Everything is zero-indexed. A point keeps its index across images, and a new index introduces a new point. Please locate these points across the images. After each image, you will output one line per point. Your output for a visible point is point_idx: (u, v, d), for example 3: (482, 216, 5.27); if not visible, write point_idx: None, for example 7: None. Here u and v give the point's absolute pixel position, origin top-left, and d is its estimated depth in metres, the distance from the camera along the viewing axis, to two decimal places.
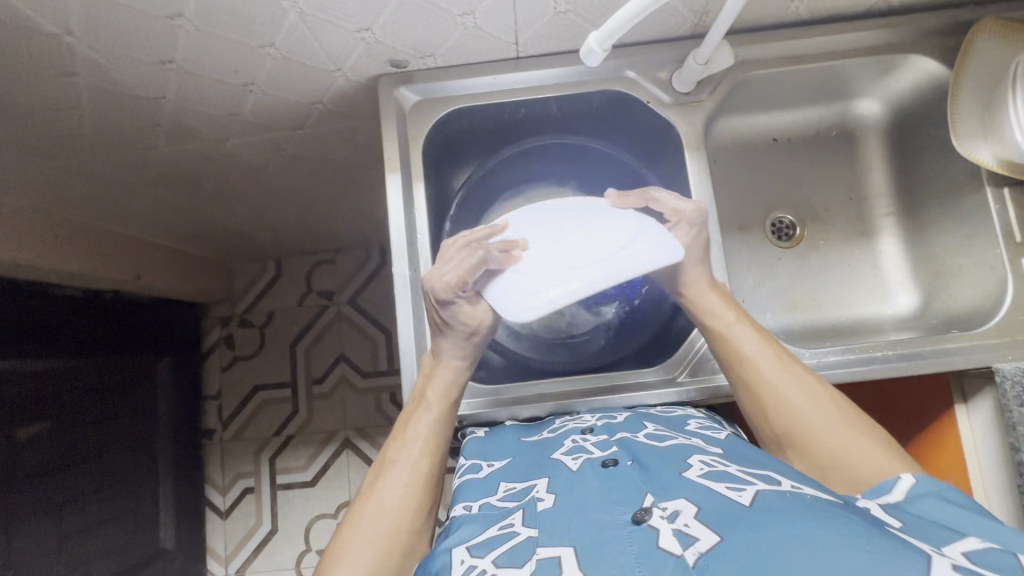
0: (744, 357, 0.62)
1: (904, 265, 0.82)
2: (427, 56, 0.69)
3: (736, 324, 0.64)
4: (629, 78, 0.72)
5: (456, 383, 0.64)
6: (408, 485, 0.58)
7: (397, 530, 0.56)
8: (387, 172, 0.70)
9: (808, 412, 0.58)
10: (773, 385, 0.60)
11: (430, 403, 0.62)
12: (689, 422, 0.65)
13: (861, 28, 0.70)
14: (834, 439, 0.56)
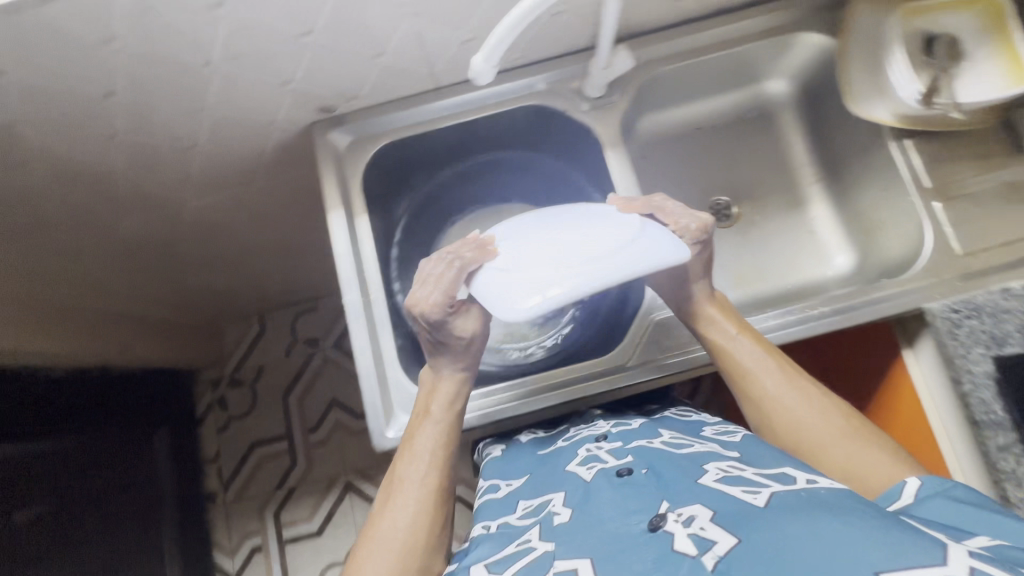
0: (747, 372, 0.66)
1: (836, 227, 0.85)
2: (352, 98, 0.73)
3: (737, 337, 0.67)
4: (544, 91, 0.77)
5: (456, 393, 0.66)
6: (417, 502, 0.60)
7: (409, 549, 0.57)
8: (330, 211, 0.74)
9: (810, 425, 0.62)
10: (778, 397, 0.64)
11: (433, 418, 0.64)
12: (705, 429, 0.68)
13: (749, 16, 0.76)
14: (836, 451, 0.60)
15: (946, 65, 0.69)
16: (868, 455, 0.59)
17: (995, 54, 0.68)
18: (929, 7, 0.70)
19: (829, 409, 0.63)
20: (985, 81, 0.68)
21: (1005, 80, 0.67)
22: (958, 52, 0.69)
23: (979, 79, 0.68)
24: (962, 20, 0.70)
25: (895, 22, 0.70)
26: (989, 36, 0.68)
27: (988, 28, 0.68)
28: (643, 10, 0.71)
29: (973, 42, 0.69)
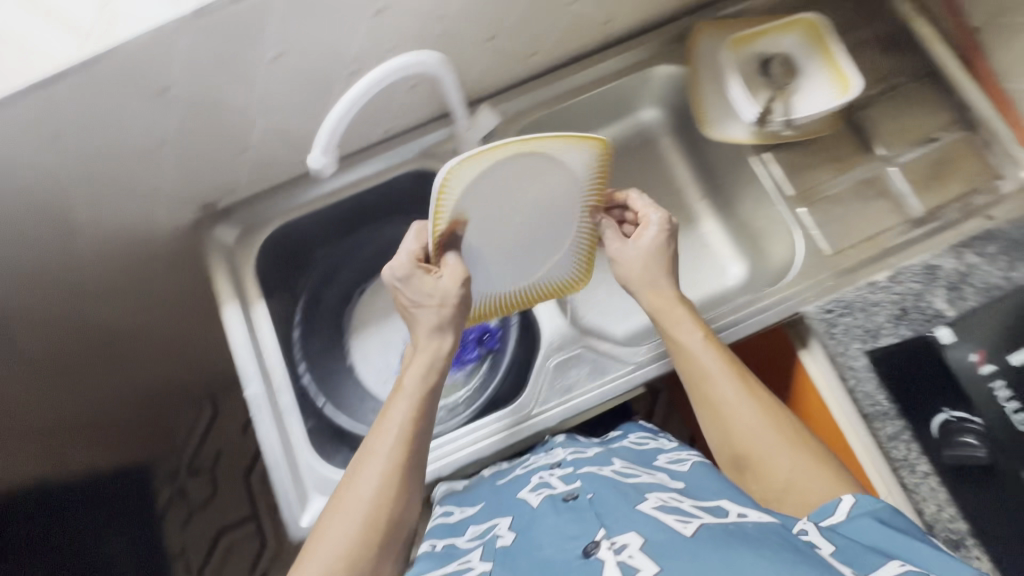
0: (703, 379, 0.65)
1: (728, 238, 0.89)
2: (232, 191, 0.75)
3: (704, 344, 0.66)
4: (421, 157, 0.79)
5: (435, 361, 0.63)
6: (382, 475, 0.57)
7: (367, 524, 0.54)
8: (224, 304, 0.74)
9: (762, 437, 0.61)
10: (731, 408, 0.63)
11: (407, 390, 0.61)
12: (658, 457, 0.68)
13: (603, 59, 0.80)
14: (782, 469, 0.59)
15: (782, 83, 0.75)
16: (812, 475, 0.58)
17: (824, 67, 0.73)
18: (761, 31, 0.75)
19: (780, 421, 0.62)
20: (819, 93, 0.74)
21: (835, 90, 0.72)
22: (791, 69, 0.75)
23: (813, 93, 0.74)
24: (791, 39, 0.75)
25: (732, 49, 0.76)
26: (816, 52, 0.74)
27: (814, 44, 0.74)
28: (497, 70, 0.75)
29: (804, 57, 0.75)
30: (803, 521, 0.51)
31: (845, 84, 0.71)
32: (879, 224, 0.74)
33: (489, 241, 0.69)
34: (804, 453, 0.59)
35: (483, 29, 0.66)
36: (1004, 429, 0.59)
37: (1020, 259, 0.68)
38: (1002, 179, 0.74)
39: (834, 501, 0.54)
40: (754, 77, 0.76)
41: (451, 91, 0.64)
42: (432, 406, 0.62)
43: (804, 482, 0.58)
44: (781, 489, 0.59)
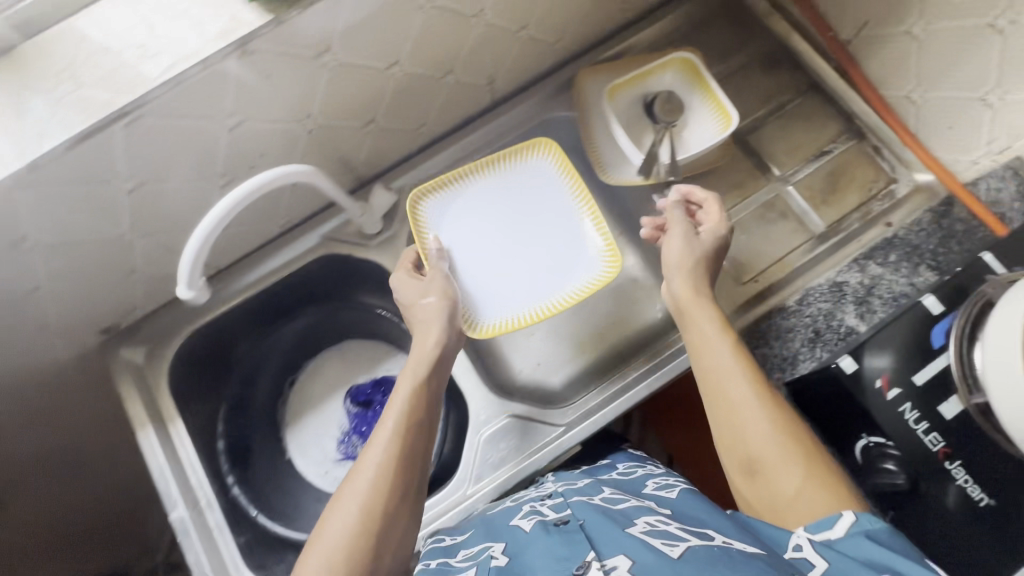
0: (716, 377, 0.60)
1: (652, 271, 0.88)
2: (132, 310, 0.72)
3: (718, 334, 0.62)
4: (326, 242, 0.77)
5: (424, 353, 0.63)
6: (380, 467, 0.55)
7: (363, 521, 0.52)
8: (138, 429, 0.71)
9: (772, 441, 0.56)
10: (739, 412, 0.58)
11: (406, 385, 0.61)
12: (646, 484, 0.65)
13: (494, 118, 0.80)
14: (787, 478, 0.54)
15: (666, 123, 0.76)
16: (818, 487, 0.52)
17: (707, 104, 0.75)
18: (645, 72, 0.77)
19: (785, 432, 0.56)
20: (704, 129, 0.75)
21: (717, 127, 0.74)
22: (674, 107, 0.76)
23: (697, 131, 0.76)
24: (673, 78, 0.77)
25: (616, 93, 0.77)
26: (698, 90, 0.76)
27: (696, 83, 0.76)
28: (387, 148, 0.74)
29: (686, 92, 0.77)
30: (799, 536, 0.48)
31: (725, 122, 0.73)
32: (786, 245, 0.74)
33: (488, 260, 0.75)
34: (814, 471, 0.53)
35: (358, 117, 0.66)
36: (922, 452, 0.57)
37: (922, 264, 0.68)
38: (896, 183, 0.75)
39: (832, 517, 0.49)
40: (639, 117, 0.78)
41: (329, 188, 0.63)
42: (433, 399, 0.62)
43: (810, 494, 0.52)
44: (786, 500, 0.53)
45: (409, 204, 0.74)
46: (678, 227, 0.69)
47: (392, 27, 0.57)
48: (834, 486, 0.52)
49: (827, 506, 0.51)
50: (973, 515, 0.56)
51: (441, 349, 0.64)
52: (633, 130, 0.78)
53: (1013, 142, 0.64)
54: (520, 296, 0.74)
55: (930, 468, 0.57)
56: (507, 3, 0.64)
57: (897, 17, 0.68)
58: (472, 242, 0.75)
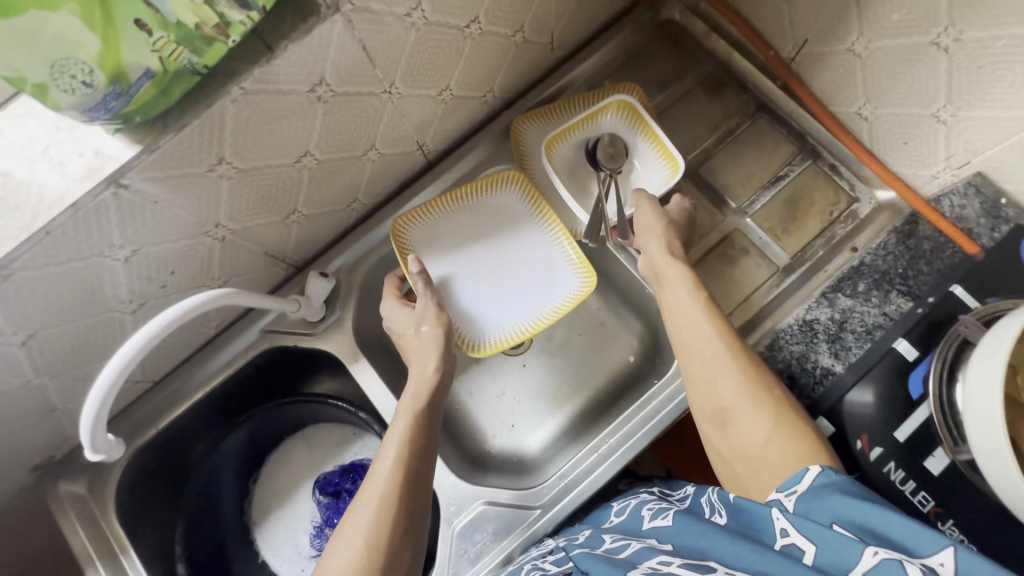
0: (687, 333, 0.59)
1: (617, 313, 0.84)
2: (63, 439, 0.66)
3: (689, 297, 0.61)
4: (267, 336, 0.72)
5: (422, 381, 0.62)
6: (381, 501, 0.52)
7: (365, 559, 0.49)
8: (85, 567, 0.65)
9: (743, 393, 0.54)
10: (711, 367, 0.56)
11: (404, 416, 0.58)
12: (644, 516, 0.58)
13: (431, 179, 0.76)
14: (761, 429, 0.52)
15: (612, 170, 0.73)
16: (789, 436, 0.51)
17: (653, 150, 0.73)
18: (586, 118, 0.74)
19: (756, 383, 0.54)
20: (652, 174, 0.73)
21: (665, 175, 0.72)
22: (619, 153, 0.73)
23: (644, 176, 0.74)
24: (617, 122, 0.74)
25: (558, 140, 0.73)
26: (643, 134, 0.73)
27: (640, 126, 0.73)
28: (317, 230, 0.69)
29: (630, 135, 0.74)
30: (779, 517, 0.46)
31: (672, 170, 0.71)
32: (752, 281, 0.70)
33: (478, 278, 0.76)
34: (784, 422, 0.52)
35: (276, 213, 0.61)
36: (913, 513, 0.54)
37: (893, 290, 0.63)
38: (858, 202, 0.71)
39: (801, 470, 0.48)
40: (583, 163, 0.75)
41: (256, 302, 0.59)
42: (433, 422, 0.60)
43: (780, 443, 0.51)
44: (759, 449, 0.52)
45: (393, 231, 0.71)
46: (643, 203, 0.69)
47: (289, 125, 0.52)
48: (804, 434, 0.51)
49: (799, 457, 0.50)
50: None
51: (439, 374, 0.63)
52: (578, 176, 0.75)
53: (972, 157, 0.60)
54: (517, 307, 0.75)
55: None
56: (419, 72, 0.59)
57: (836, 36, 0.64)
58: (463, 257, 0.76)
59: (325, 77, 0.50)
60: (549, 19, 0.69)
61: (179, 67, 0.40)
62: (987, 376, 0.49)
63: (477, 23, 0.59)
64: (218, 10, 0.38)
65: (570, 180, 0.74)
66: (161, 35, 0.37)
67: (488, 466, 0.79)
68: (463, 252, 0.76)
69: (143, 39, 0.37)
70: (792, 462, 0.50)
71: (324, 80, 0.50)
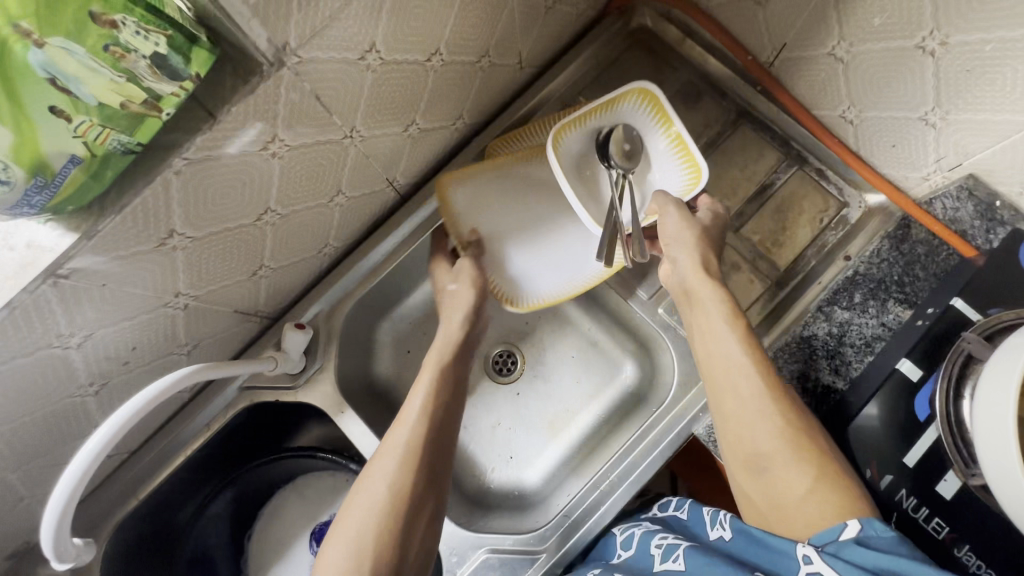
0: (721, 367, 0.56)
1: (609, 335, 0.81)
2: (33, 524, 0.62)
3: (723, 323, 0.57)
4: (247, 391, 0.68)
5: (451, 335, 0.67)
6: (405, 449, 0.55)
7: (392, 500, 0.52)
8: None
9: (780, 440, 0.51)
10: (746, 406, 0.53)
11: (429, 374, 0.63)
12: (652, 550, 0.55)
13: (406, 214, 0.73)
14: (798, 482, 0.49)
15: (625, 169, 0.69)
16: (829, 493, 0.47)
17: (674, 150, 0.68)
18: (602, 107, 0.68)
19: (794, 429, 0.51)
20: (669, 175, 0.69)
21: (685, 180, 0.68)
22: (637, 151, 0.69)
23: (660, 176, 0.70)
24: (637, 117, 0.69)
25: (570, 128, 0.68)
26: (664, 131, 0.68)
27: (663, 123, 0.68)
28: (288, 280, 0.66)
29: (649, 131, 0.69)
30: (807, 545, 0.44)
31: (693, 175, 0.67)
32: (745, 297, 0.68)
33: (523, 235, 0.74)
34: (826, 474, 0.48)
35: (242, 270, 0.57)
36: (926, 539, 0.53)
37: (889, 299, 0.62)
38: (848, 207, 0.69)
39: (838, 525, 0.44)
40: (593, 157, 0.70)
41: (222, 374, 0.57)
42: (454, 409, 0.62)
43: (820, 496, 0.47)
44: (795, 504, 0.48)
45: (438, 190, 0.69)
46: (670, 207, 0.65)
47: (244, 185, 0.48)
48: (847, 492, 0.47)
49: (837, 512, 0.46)
50: None
51: (465, 329, 0.68)
52: (587, 172, 0.70)
53: (963, 159, 0.58)
54: (564, 263, 0.74)
55: (937, 559, 0.52)
56: (382, 112, 0.55)
57: (815, 40, 0.61)
58: (499, 213, 0.73)
59: (277, 132, 0.46)
60: (516, 39, 0.65)
61: (107, 149, 0.37)
62: (1000, 392, 0.47)
63: (439, 55, 0.56)
64: (144, 86, 0.36)
65: (578, 177, 0.69)
66: (82, 120, 0.35)
67: (488, 503, 0.77)
68: (507, 209, 0.73)
69: (62, 126, 0.35)
70: (831, 515, 0.46)
71: (277, 136, 0.46)
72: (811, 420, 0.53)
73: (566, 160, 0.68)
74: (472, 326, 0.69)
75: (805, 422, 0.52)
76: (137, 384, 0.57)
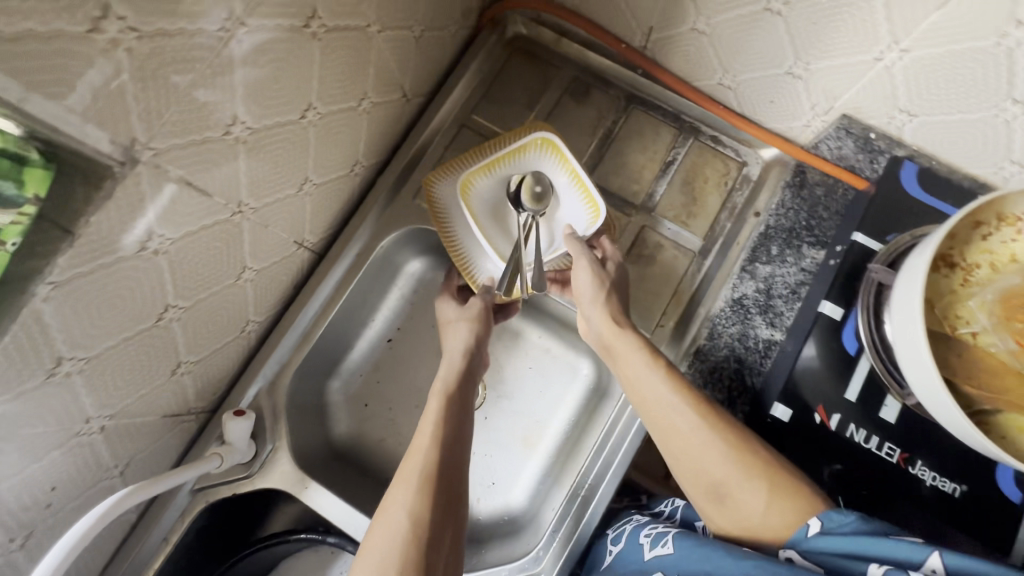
0: (658, 410, 0.56)
1: (561, 338, 0.82)
2: None
3: (643, 365, 0.58)
4: (201, 493, 0.64)
5: (453, 367, 0.66)
6: (425, 474, 0.54)
7: (412, 529, 0.49)
8: None
9: (728, 463, 0.52)
10: (690, 441, 0.54)
11: (435, 403, 0.62)
12: (642, 542, 0.56)
13: (327, 269, 0.71)
14: (758, 499, 0.50)
15: (535, 212, 0.69)
16: (787, 500, 0.49)
17: (575, 187, 0.68)
18: (507, 154, 0.69)
19: (739, 448, 0.52)
20: (574, 213, 0.69)
21: (587, 217, 0.68)
22: (546, 194, 0.69)
23: (566, 215, 0.70)
24: (539, 161, 0.69)
25: (479, 175, 0.70)
26: (565, 171, 0.68)
27: (563, 163, 0.68)
28: (216, 366, 0.62)
29: (558, 174, 0.69)
30: (787, 550, 0.46)
31: (593, 213, 0.67)
32: (676, 272, 0.69)
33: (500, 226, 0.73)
34: (779, 482, 0.50)
35: (158, 374, 0.53)
36: (884, 466, 0.55)
37: (803, 244, 0.65)
38: (747, 165, 0.71)
39: (803, 526, 0.47)
40: (505, 202, 0.71)
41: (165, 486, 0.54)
42: (464, 429, 0.60)
43: (780, 504, 0.49)
44: (760, 521, 0.49)
45: (426, 183, 0.70)
46: (582, 260, 0.65)
47: (133, 288, 0.45)
48: (800, 493, 0.49)
49: (799, 513, 0.47)
50: (957, 511, 0.53)
51: (467, 357, 0.67)
52: (501, 217, 0.71)
53: (833, 102, 0.61)
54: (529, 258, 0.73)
55: (899, 483, 0.54)
56: (266, 179, 0.53)
57: (677, 18, 0.64)
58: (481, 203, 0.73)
59: (152, 227, 0.43)
60: (394, 75, 0.64)
61: None
62: (908, 313, 0.47)
63: (313, 109, 0.54)
64: None
65: (490, 221, 0.71)
66: None
67: (479, 538, 0.74)
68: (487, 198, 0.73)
69: None
70: (795, 520, 0.47)
71: (154, 233, 0.44)
72: (749, 433, 0.54)
73: (476, 206, 0.70)
74: (474, 355, 0.68)
75: (745, 436, 0.53)
76: (72, 520, 0.53)
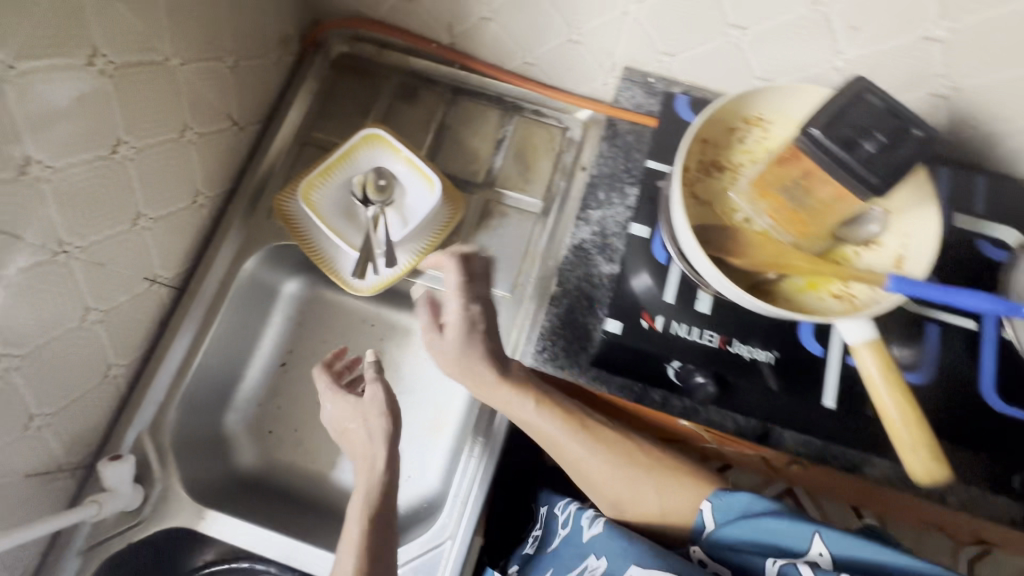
0: (557, 450, 0.62)
1: None
2: None
3: (537, 410, 0.61)
4: (90, 551, 0.63)
5: (373, 482, 0.58)
6: None
7: None
8: None
9: (627, 477, 0.61)
10: (591, 467, 0.62)
11: (355, 527, 0.54)
12: (583, 522, 0.61)
13: (190, 303, 0.72)
14: (657, 502, 0.61)
15: (381, 203, 0.74)
16: (677, 494, 0.60)
17: (413, 170, 0.74)
18: (342, 158, 0.74)
19: (632, 461, 0.61)
20: (418, 196, 0.74)
21: (427, 190, 0.73)
22: (389, 185, 0.73)
23: (413, 201, 0.75)
24: (372, 157, 0.75)
25: (320, 181, 0.73)
26: (400, 158, 0.74)
27: (394, 151, 0.74)
28: (83, 417, 0.62)
29: (395, 165, 0.75)
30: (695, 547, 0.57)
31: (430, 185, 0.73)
32: (524, 235, 0.75)
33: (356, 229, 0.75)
34: (667, 481, 0.60)
35: (9, 431, 0.53)
36: (708, 352, 0.60)
37: (625, 184, 0.72)
38: (568, 129, 0.79)
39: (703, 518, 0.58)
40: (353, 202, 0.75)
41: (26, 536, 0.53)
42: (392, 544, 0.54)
43: (675, 499, 0.60)
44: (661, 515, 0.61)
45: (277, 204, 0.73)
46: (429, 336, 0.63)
47: None
48: (684, 485, 0.60)
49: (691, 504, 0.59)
50: (779, 377, 0.60)
51: (390, 465, 0.59)
52: (352, 218, 0.74)
53: (611, 55, 0.70)
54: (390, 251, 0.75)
55: (726, 364, 0.60)
56: (87, 214, 0.54)
57: (467, 12, 0.72)
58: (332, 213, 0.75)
59: None
60: (213, 104, 0.68)
61: None
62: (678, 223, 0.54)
63: (125, 144, 0.56)
64: None
65: (341, 220, 0.73)
66: None
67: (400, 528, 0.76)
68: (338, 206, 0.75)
69: None
70: (688, 510, 0.59)
71: None
72: (634, 438, 0.63)
73: (323, 208, 0.72)
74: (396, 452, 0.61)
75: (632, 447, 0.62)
76: None
